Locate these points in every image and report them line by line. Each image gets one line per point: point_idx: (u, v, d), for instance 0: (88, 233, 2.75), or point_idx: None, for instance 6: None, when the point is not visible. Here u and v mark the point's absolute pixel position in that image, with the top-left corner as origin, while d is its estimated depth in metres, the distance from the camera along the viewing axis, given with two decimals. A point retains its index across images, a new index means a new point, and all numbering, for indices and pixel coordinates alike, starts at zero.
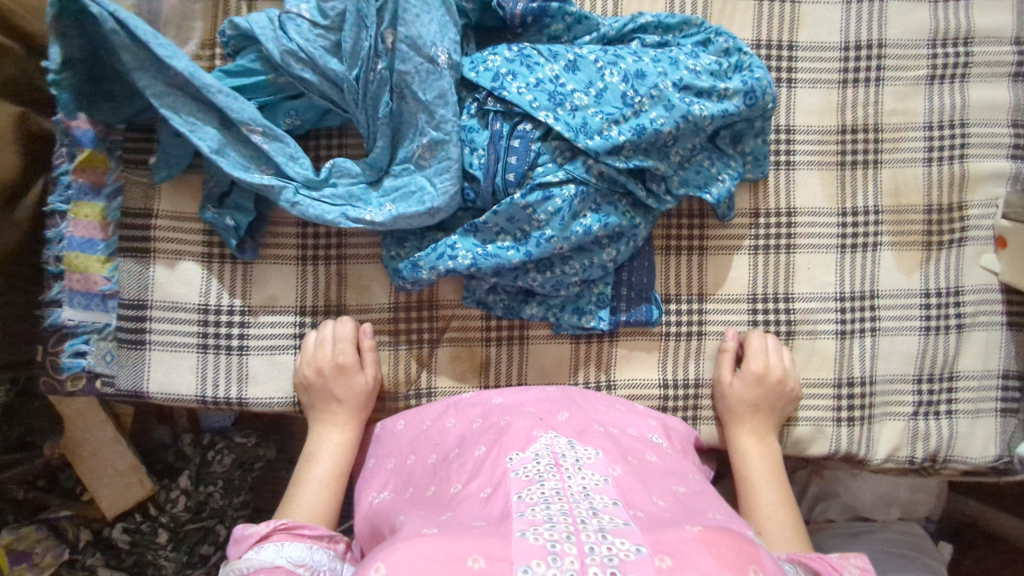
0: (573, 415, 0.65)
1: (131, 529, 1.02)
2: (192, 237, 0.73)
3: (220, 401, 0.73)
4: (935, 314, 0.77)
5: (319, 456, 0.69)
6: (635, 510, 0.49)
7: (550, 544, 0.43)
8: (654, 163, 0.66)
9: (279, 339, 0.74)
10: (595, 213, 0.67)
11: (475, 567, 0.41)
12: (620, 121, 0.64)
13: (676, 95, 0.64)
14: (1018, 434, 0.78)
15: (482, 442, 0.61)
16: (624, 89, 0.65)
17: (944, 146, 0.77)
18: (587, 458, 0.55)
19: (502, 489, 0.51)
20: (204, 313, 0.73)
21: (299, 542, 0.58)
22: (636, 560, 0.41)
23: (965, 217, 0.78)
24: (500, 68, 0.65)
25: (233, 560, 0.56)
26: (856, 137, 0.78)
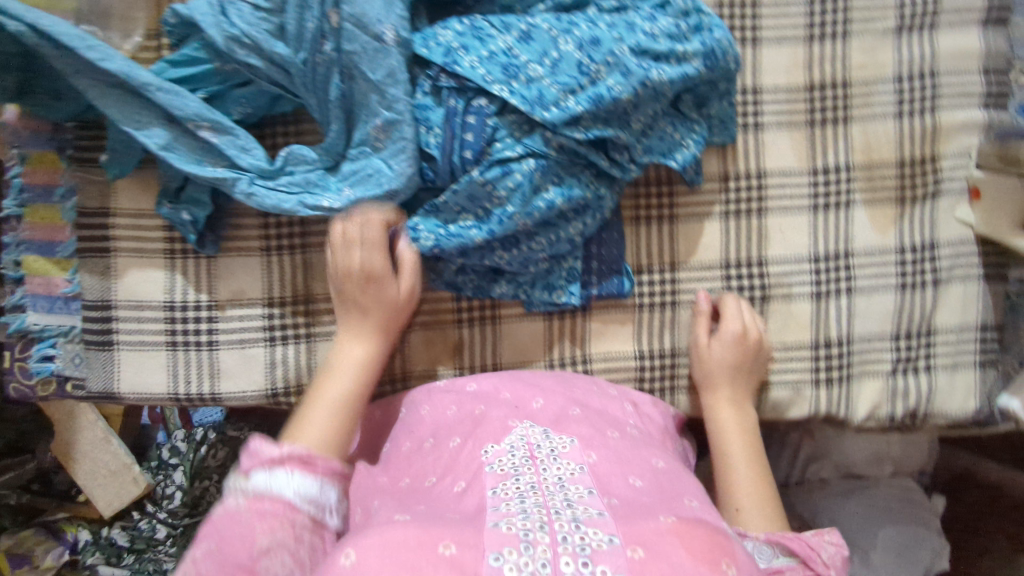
0: (549, 403, 0.65)
1: (130, 526, 1.08)
2: (152, 234, 0.71)
3: (193, 396, 0.73)
4: (911, 271, 0.76)
5: (338, 374, 0.64)
6: (610, 500, 0.49)
7: (523, 533, 0.43)
8: (613, 131, 0.65)
9: (248, 332, 0.73)
10: (557, 186, 0.65)
11: (446, 553, 0.41)
12: (577, 90, 0.62)
13: (633, 60, 0.62)
14: (997, 386, 0.78)
15: (457, 433, 0.61)
16: (579, 58, 0.63)
17: (915, 98, 0.76)
18: (562, 447, 0.55)
19: (477, 482, 0.51)
20: (170, 311, 0.72)
21: (310, 474, 0.54)
22: (609, 551, 0.42)
23: (938, 170, 0.76)
24: (451, 42, 0.64)
25: (241, 477, 0.51)
26: (824, 94, 0.76)
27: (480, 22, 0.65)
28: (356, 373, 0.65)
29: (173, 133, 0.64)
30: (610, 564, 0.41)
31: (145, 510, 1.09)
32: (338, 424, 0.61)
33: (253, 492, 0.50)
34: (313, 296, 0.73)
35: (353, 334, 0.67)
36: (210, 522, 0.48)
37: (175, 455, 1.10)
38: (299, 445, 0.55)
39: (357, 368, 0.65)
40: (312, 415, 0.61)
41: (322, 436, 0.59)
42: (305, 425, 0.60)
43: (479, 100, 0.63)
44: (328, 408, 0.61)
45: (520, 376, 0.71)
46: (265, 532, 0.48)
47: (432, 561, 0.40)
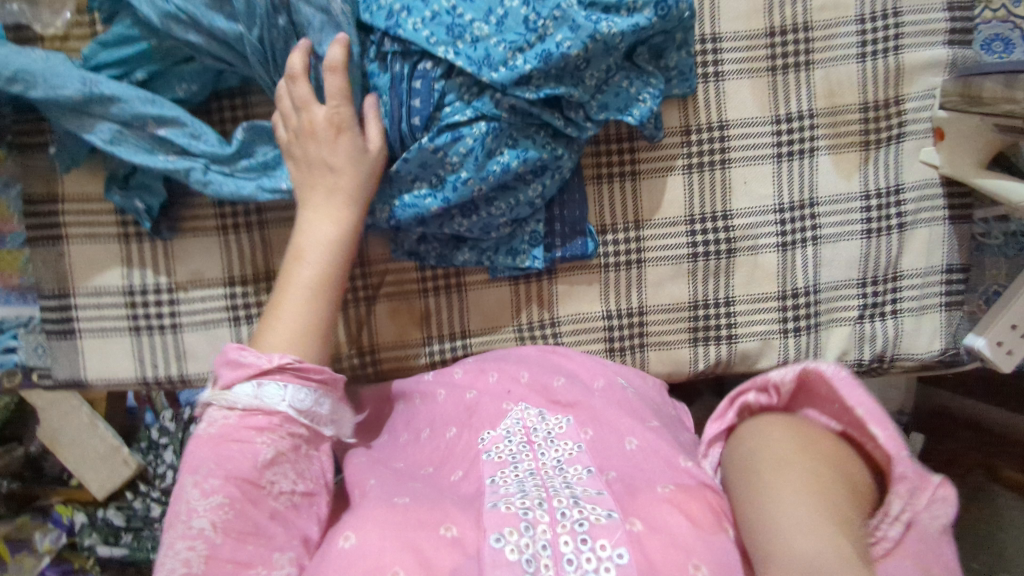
0: (533, 375, 0.67)
1: (124, 506, 1.07)
2: (104, 219, 0.70)
3: (162, 380, 0.73)
4: (876, 215, 0.76)
5: (309, 256, 0.60)
6: (608, 475, 0.54)
7: (522, 511, 0.48)
8: (564, 88, 0.63)
9: (211, 312, 0.72)
10: (511, 148, 0.64)
11: (449, 534, 0.49)
12: (524, 48, 0.61)
13: (582, 14, 0.60)
14: (963, 327, 0.78)
15: (453, 422, 0.63)
16: (525, 13, 0.60)
17: (877, 38, 0.74)
18: (558, 428, 0.59)
19: (476, 470, 0.55)
20: (130, 296, 0.71)
21: (304, 384, 0.55)
22: (606, 525, 0.48)
23: (902, 112, 0.75)
24: (394, 4, 0.61)
25: (225, 392, 0.53)
26: (785, 39, 0.74)
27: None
28: (326, 257, 0.61)
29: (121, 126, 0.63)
30: (609, 538, 0.47)
31: (138, 489, 1.08)
32: (311, 315, 0.59)
33: (246, 405, 0.53)
34: (274, 273, 0.72)
35: (319, 214, 0.62)
36: (208, 434, 0.52)
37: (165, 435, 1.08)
38: (287, 354, 0.56)
39: (325, 246, 0.61)
40: (285, 312, 0.58)
41: (293, 334, 0.57)
42: (274, 330, 0.57)
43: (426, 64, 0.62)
44: (302, 298, 0.59)
45: (507, 356, 0.71)
46: (265, 445, 0.53)
47: (433, 540, 0.48)
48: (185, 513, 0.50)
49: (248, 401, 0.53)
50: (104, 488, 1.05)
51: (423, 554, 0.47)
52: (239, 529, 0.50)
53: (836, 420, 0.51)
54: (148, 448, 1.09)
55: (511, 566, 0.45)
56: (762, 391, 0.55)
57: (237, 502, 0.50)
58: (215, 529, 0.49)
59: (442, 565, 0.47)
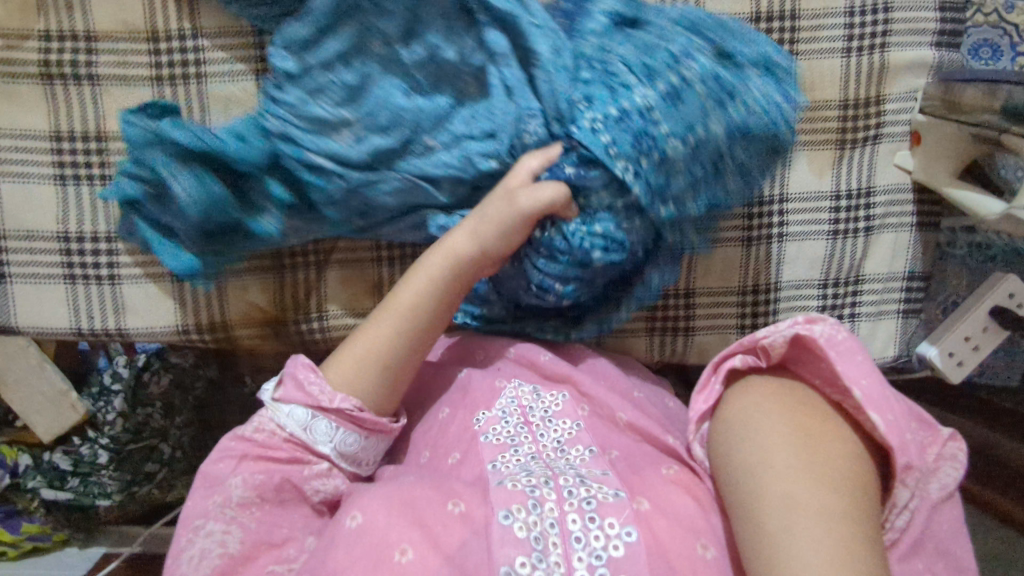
0: (519, 346, 0.63)
1: (71, 452, 0.91)
2: (41, 155, 0.68)
3: (98, 332, 0.70)
4: (844, 217, 0.75)
5: (394, 311, 0.57)
6: (609, 455, 0.54)
7: (529, 490, 0.49)
8: (682, 211, 0.57)
9: (152, 266, 0.70)
10: (606, 235, 0.56)
11: (457, 510, 0.49)
12: (693, 189, 0.56)
13: (714, 137, 0.55)
14: (916, 335, 0.78)
15: (446, 403, 0.61)
16: (711, 137, 0.55)
17: (864, 33, 0.72)
18: (555, 406, 0.58)
19: (475, 454, 0.54)
20: (65, 243, 0.69)
21: (357, 432, 0.56)
22: (613, 505, 0.49)
23: (881, 113, 0.73)
24: (574, 94, 0.55)
25: (281, 407, 0.55)
26: (771, 26, 0.71)
27: (514, 29, 0.57)
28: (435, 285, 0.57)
29: (219, 154, 0.60)
30: (616, 517, 0.48)
31: (86, 435, 0.91)
32: (391, 364, 0.57)
33: (293, 437, 0.55)
34: None
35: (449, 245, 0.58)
36: (249, 440, 0.55)
37: (117, 381, 0.91)
38: (353, 398, 0.56)
39: (436, 292, 0.58)
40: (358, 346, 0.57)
41: (371, 372, 0.56)
42: (353, 366, 0.56)
43: (412, 27, 0.57)
44: (394, 338, 0.57)
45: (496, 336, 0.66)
46: (314, 461, 0.56)
47: (441, 519, 0.49)
48: (208, 499, 0.53)
49: (301, 430, 0.55)
50: (49, 434, 0.89)
51: (431, 531, 0.48)
52: (269, 519, 0.54)
53: (831, 389, 0.50)
54: (98, 395, 0.91)
55: (520, 544, 0.47)
56: (750, 351, 0.53)
57: (266, 487, 0.54)
58: (241, 519, 0.53)
59: (449, 541, 0.48)
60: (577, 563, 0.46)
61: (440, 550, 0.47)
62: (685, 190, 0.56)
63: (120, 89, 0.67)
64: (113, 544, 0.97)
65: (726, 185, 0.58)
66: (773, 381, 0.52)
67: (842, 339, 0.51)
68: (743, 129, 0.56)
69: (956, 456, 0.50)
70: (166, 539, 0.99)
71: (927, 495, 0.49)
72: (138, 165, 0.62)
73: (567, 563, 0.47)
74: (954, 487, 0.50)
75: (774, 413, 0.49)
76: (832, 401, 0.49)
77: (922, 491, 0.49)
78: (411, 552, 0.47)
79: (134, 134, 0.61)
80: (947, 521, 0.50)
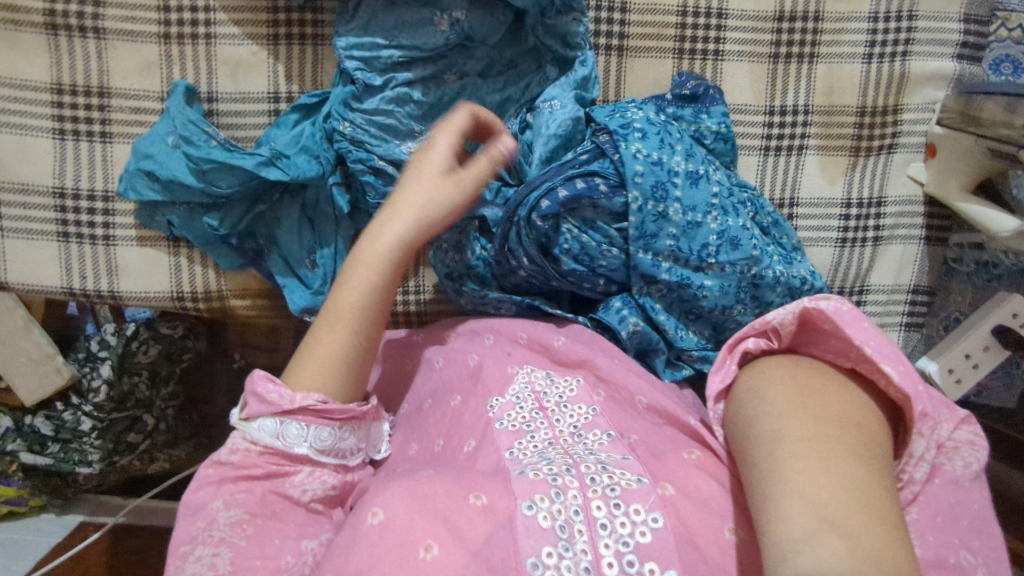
0: (533, 332, 0.61)
1: (55, 417, 0.89)
2: (39, 108, 0.66)
3: (90, 294, 0.69)
4: (854, 226, 0.74)
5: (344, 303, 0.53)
6: (630, 440, 0.50)
7: (551, 478, 0.45)
8: (654, 270, 0.59)
9: (148, 230, 0.68)
10: (575, 260, 0.61)
11: (479, 503, 0.43)
12: (680, 259, 0.59)
13: (709, 232, 0.59)
14: (918, 349, 0.78)
15: (457, 391, 0.57)
16: (709, 241, 0.59)
17: (887, 40, 0.71)
18: (569, 391, 0.54)
19: (490, 441, 0.50)
20: (61, 199, 0.67)
21: (329, 423, 0.51)
22: (639, 490, 0.44)
23: (898, 122, 0.72)
24: (635, 122, 0.60)
25: (249, 426, 0.49)
26: (793, 26, 0.70)
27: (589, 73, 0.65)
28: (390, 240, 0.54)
29: (271, 144, 0.64)
30: (643, 503, 0.43)
31: (69, 400, 0.89)
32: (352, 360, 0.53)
33: (268, 445, 0.49)
34: None
35: (387, 213, 0.55)
36: (225, 463, 0.49)
37: (105, 348, 0.89)
38: (315, 393, 0.50)
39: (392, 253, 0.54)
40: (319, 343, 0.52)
41: (331, 369, 0.52)
42: (311, 366, 0.51)
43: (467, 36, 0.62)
44: (349, 333, 0.52)
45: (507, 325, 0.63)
46: (294, 467, 0.50)
47: (462, 509, 0.43)
48: (193, 525, 0.47)
49: (269, 441, 0.49)
50: (32, 398, 0.85)
51: (455, 524, 0.42)
52: (262, 533, 0.47)
53: (840, 360, 0.45)
54: (85, 360, 0.90)
55: (545, 534, 0.42)
56: (761, 335, 0.49)
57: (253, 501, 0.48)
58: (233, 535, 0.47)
59: (474, 534, 0.42)
60: (604, 552, 0.41)
61: (465, 544, 0.41)
62: (667, 252, 0.59)
63: (126, 45, 0.65)
64: (90, 514, 0.96)
65: (704, 280, 0.60)
66: (779, 360, 0.47)
67: (849, 308, 0.47)
68: (736, 252, 0.59)
69: (976, 438, 0.44)
70: (146, 511, 0.97)
71: (953, 468, 0.44)
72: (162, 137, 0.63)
73: (593, 551, 0.41)
74: (980, 468, 0.44)
75: (774, 391, 0.44)
76: (845, 369, 0.45)
77: (943, 465, 0.44)
78: (437, 547, 0.41)
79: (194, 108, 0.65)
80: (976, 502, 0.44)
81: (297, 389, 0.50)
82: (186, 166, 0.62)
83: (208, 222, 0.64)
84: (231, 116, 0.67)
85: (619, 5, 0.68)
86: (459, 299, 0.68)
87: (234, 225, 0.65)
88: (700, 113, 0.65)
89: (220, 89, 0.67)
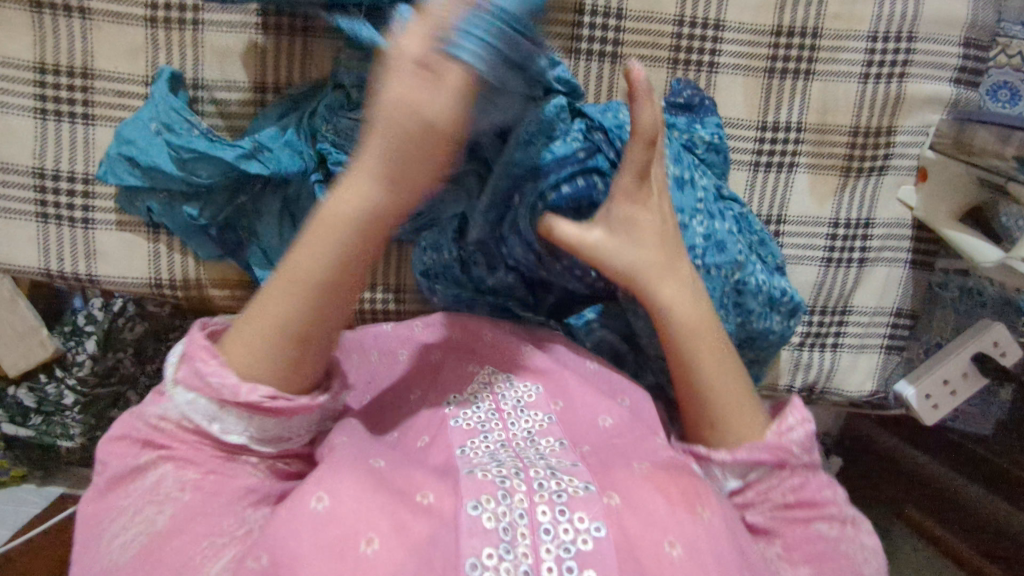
0: (497, 335, 0.60)
1: (36, 389, 0.88)
2: (23, 86, 0.65)
3: (67, 276, 0.69)
4: (840, 246, 0.73)
5: (285, 281, 0.43)
6: (581, 449, 0.50)
7: (498, 480, 0.43)
8: None
9: (127, 214, 0.67)
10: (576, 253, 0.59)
11: (424, 502, 0.43)
12: None
13: (696, 234, 0.59)
14: (897, 372, 0.77)
15: (418, 386, 0.58)
16: (695, 241, 0.59)
17: (885, 61, 0.70)
18: (528, 397, 0.54)
19: (443, 440, 0.50)
20: (40, 179, 0.66)
21: (272, 416, 0.44)
22: (585, 498, 0.43)
23: (891, 143, 0.72)
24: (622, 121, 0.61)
25: (172, 394, 0.44)
26: (790, 42, 0.69)
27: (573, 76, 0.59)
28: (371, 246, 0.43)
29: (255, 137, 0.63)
30: (588, 511, 0.42)
31: (54, 373, 0.88)
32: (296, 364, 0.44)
33: (200, 429, 0.44)
34: None
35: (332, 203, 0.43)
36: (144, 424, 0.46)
37: (91, 323, 0.88)
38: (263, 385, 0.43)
39: (315, 267, 0.43)
40: (264, 308, 0.44)
41: (263, 353, 0.43)
42: (245, 343, 0.43)
43: None
44: (273, 344, 0.43)
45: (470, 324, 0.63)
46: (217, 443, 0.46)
47: (409, 508, 0.42)
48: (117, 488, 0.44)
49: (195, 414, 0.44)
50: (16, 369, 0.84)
51: (400, 520, 0.41)
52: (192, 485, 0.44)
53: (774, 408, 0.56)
54: (70, 334, 0.88)
55: (487, 535, 0.40)
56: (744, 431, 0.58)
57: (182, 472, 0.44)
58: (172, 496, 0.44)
59: (417, 530, 0.41)
60: (544, 556, 0.40)
61: (407, 540, 0.40)
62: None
63: (112, 26, 0.64)
64: (71, 486, 0.95)
65: None
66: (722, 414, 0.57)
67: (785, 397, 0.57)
68: (721, 256, 0.59)
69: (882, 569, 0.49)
70: None
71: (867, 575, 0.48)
72: (143, 123, 0.62)
73: (534, 555, 0.40)
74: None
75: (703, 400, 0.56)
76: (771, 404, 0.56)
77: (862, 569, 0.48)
78: (378, 542, 0.40)
79: (177, 95, 0.64)
80: (840, 562, 0.48)
81: (236, 373, 0.43)
82: (167, 153, 0.61)
83: (188, 212, 0.64)
84: (218, 105, 0.66)
85: (614, 11, 0.67)
86: (434, 297, 0.68)
87: (214, 216, 0.64)
88: (702, 130, 0.65)
89: (205, 76, 0.66)
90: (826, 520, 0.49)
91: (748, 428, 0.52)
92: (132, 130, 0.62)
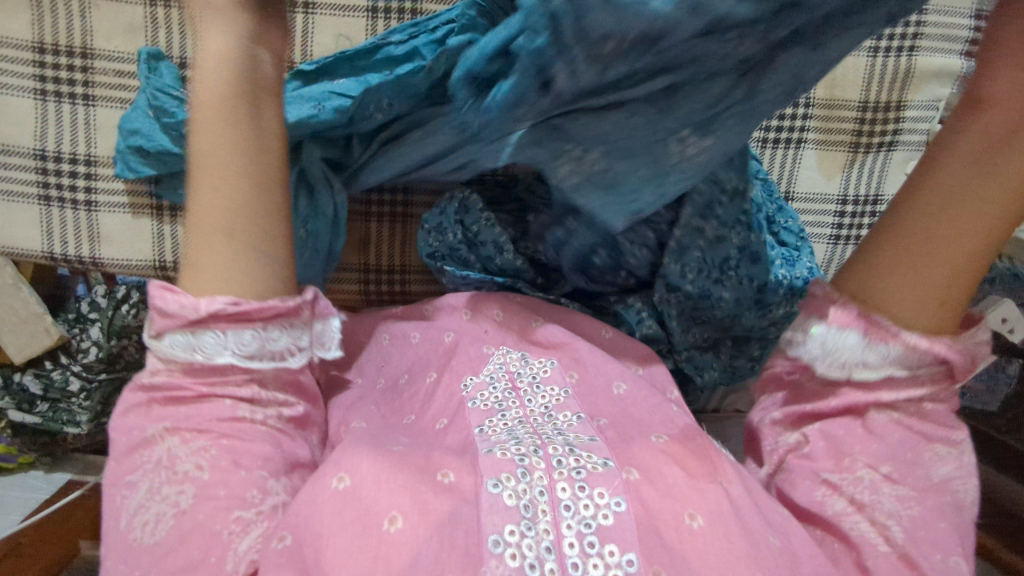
0: (508, 311, 0.61)
1: (42, 376, 0.88)
2: (22, 67, 0.64)
3: (71, 258, 0.68)
4: (848, 222, 0.73)
5: (218, 209, 0.44)
6: (599, 422, 0.49)
7: (518, 458, 0.43)
8: (678, 283, 0.60)
9: (130, 196, 0.67)
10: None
11: (445, 480, 0.42)
12: (703, 273, 0.60)
13: (731, 247, 0.60)
14: None
15: (433, 367, 0.58)
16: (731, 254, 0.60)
17: (894, 34, 0.69)
18: (542, 372, 0.54)
19: (460, 420, 0.50)
20: (42, 161, 0.66)
21: (248, 325, 0.43)
22: (604, 473, 0.43)
23: (900, 118, 0.71)
24: None
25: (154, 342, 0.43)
26: None
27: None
28: (239, 128, 0.45)
29: None
30: (607, 486, 0.42)
31: (59, 360, 0.89)
32: (266, 281, 0.45)
33: (194, 363, 0.43)
34: None
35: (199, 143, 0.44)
36: (152, 387, 0.44)
37: (95, 310, 0.89)
38: (221, 297, 0.43)
39: (235, 181, 0.44)
40: (207, 259, 0.44)
41: (227, 275, 0.43)
42: (204, 267, 0.44)
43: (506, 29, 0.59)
44: (247, 248, 0.44)
45: (478, 303, 0.63)
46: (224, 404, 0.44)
47: (429, 485, 0.41)
48: (140, 417, 0.43)
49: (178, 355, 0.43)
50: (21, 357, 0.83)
51: (420, 498, 0.40)
52: None
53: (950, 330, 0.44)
54: (75, 321, 0.89)
55: (508, 512, 0.40)
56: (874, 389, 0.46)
57: (197, 415, 0.43)
58: (191, 432, 0.43)
59: (438, 510, 0.40)
60: (565, 533, 0.40)
61: (429, 519, 0.39)
62: (694, 264, 0.60)
63: (110, 5, 0.64)
64: (79, 472, 0.95)
65: (722, 293, 0.61)
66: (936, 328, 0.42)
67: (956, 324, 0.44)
68: (756, 267, 0.60)
69: None
70: None
71: None
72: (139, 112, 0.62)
73: (555, 532, 0.40)
74: None
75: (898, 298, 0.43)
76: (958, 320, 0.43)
77: None
78: (401, 520, 0.39)
79: (162, 70, 0.63)
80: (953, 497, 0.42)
81: (201, 296, 0.43)
82: (168, 135, 0.60)
83: None
84: None
85: None
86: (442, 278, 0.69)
87: None
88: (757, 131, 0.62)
89: None
90: (947, 445, 0.43)
91: (922, 314, 0.42)
92: (131, 122, 0.62)
